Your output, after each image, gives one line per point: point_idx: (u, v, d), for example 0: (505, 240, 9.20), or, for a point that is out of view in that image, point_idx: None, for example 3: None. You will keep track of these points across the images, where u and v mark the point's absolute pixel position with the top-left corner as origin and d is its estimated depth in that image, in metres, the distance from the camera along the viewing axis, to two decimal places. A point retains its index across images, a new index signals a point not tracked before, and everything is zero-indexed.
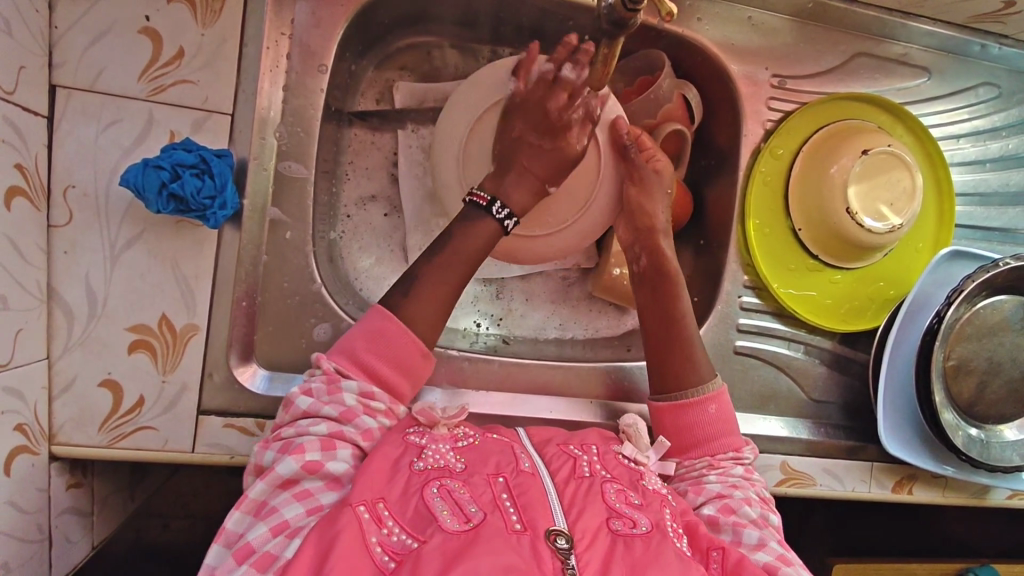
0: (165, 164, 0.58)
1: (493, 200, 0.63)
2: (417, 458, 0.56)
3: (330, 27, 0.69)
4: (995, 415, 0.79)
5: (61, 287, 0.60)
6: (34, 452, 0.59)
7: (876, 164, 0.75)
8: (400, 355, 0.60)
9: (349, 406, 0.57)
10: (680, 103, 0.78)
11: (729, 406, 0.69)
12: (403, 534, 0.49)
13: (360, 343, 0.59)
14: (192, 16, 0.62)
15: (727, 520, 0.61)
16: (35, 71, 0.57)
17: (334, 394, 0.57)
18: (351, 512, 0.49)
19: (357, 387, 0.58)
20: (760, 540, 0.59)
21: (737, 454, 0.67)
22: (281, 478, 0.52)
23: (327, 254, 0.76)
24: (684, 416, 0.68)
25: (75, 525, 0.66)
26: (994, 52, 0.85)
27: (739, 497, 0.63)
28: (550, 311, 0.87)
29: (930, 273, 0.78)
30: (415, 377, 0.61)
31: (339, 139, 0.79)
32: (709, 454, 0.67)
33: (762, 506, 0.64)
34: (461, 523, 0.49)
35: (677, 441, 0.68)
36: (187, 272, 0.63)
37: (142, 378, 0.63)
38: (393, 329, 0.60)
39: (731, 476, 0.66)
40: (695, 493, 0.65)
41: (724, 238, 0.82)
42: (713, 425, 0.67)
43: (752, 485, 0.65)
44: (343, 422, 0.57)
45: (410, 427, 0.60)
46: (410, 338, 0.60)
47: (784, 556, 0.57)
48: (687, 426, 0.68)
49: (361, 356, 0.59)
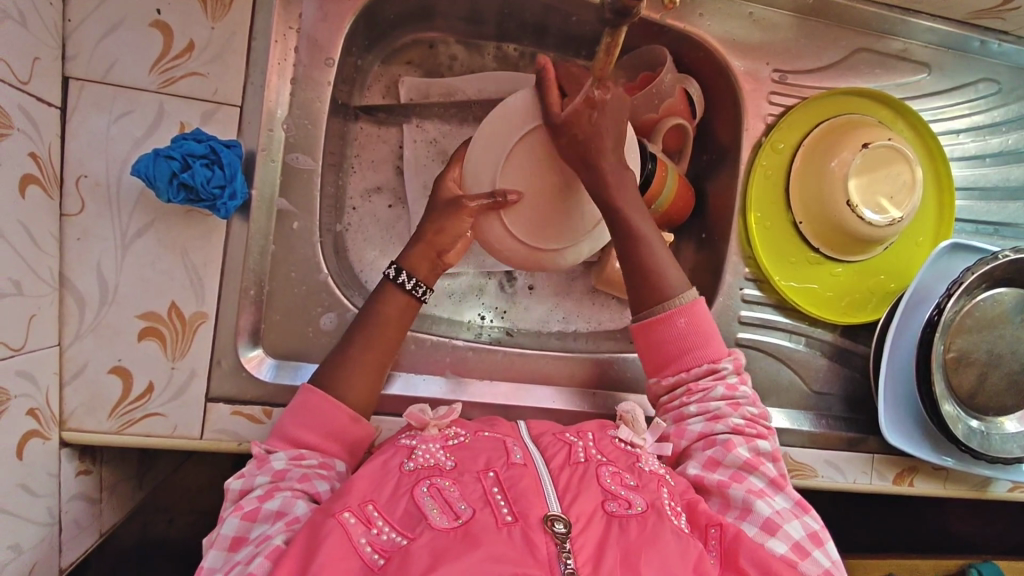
0: (176, 154, 0.59)
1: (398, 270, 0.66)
2: (407, 459, 0.57)
3: (337, 20, 0.70)
4: (995, 407, 0.80)
5: (73, 275, 0.61)
6: (46, 437, 0.59)
7: (876, 157, 0.76)
8: (328, 423, 0.61)
9: (279, 468, 0.58)
10: (682, 97, 0.80)
11: (705, 317, 0.68)
12: (392, 532, 0.50)
13: (287, 419, 0.61)
14: (202, 9, 0.63)
15: (713, 479, 0.62)
16: (50, 63, 0.58)
17: (264, 466, 0.59)
18: (335, 519, 0.50)
19: (285, 455, 0.59)
20: (745, 502, 0.59)
21: (715, 368, 0.67)
22: (228, 540, 0.53)
23: (334, 246, 0.78)
24: (652, 336, 0.68)
25: (85, 511, 0.67)
26: (994, 48, 0.86)
27: (721, 443, 0.63)
28: (553, 304, 0.88)
29: (931, 267, 0.78)
30: (350, 439, 0.62)
31: (346, 133, 0.80)
32: (684, 368, 0.67)
33: (748, 437, 0.64)
34: (450, 520, 0.50)
35: (653, 359, 0.69)
36: (196, 261, 0.64)
37: (152, 365, 0.64)
38: (316, 400, 0.61)
39: (710, 402, 0.66)
40: (678, 436, 0.66)
41: (726, 231, 0.83)
42: (682, 340, 0.67)
43: (735, 408, 0.65)
44: (280, 480, 0.57)
45: (404, 433, 0.62)
46: (333, 402, 0.61)
47: (771, 524, 0.58)
48: (658, 342, 0.68)
49: (290, 432, 0.61)
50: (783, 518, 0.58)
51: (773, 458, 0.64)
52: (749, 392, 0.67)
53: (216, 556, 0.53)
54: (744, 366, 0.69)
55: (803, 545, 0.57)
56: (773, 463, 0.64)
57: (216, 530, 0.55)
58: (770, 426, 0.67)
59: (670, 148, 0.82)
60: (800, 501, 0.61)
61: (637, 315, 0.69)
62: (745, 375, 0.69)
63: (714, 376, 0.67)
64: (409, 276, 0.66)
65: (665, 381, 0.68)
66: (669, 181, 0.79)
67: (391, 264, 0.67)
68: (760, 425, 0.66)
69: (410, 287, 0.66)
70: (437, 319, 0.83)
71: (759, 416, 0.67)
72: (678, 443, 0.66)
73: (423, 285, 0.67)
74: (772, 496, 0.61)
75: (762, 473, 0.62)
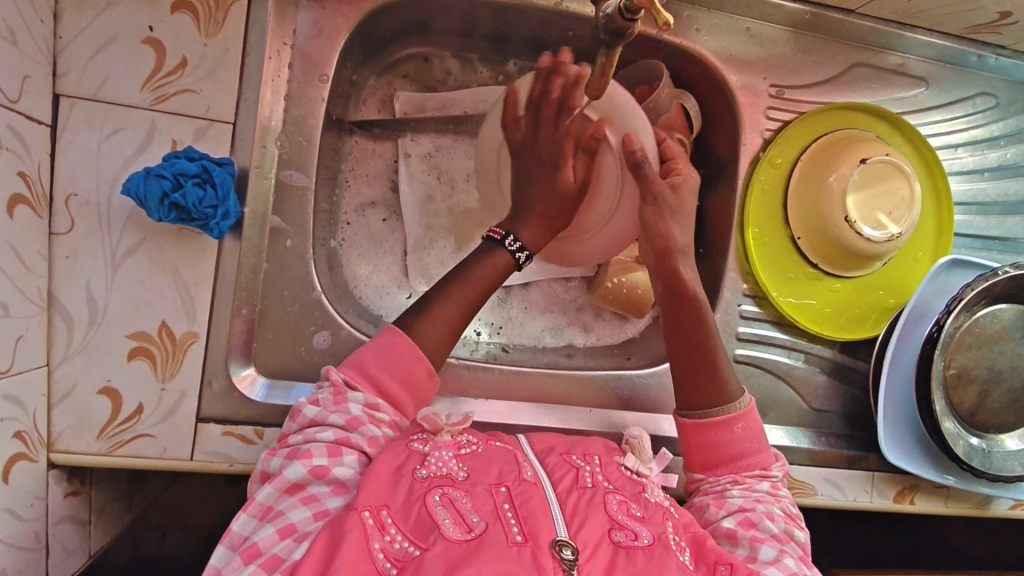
0: (167, 174, 0.58)
1: (506, 234, 0.68)
2: (420, 466, 0.56)
3: (332, 37, 0.70)
4: (997, 425, 0.79)
5: (62, 295, 0.61)
6: (33, 459, 0.59)
7: (875, 173, 0.76)
8: (408, 372, 0.62)
9: (355, 415, 0.58)
10: (679, 112, 0.79)
11: (758, 424, 0.68)
12: (405, 541, 0.49)
13: (371, 359, 0.61)
14: (195, 26, 0.63)
15: (745, 534, 0.60)
16: (39, 81, 0.58)
17: (341, 404, 0.59)
18: (356, 516, 0.49)
19: (363, 398, 0.59)
20: (775, 557, 0.58)
21: (764, 471, 0.66)
22: (287, 483, 0.53)
23: (328, 262, 0.77)
24: (712, 434, 0.66)
25: (73, 533, 0.65)
26: (991, 62, 0.86)
27: (761, 512, 0.62)
28: (550, 319, 0.87)
29: (930, 283, 0.77)
30: (421, 394, 0.63)
31: (340, 148, 0.80)
32: (736, 471, 0.66)
33: (785, 520, 0.63)
34: (463, 532, 0.49)
35: (702, 459, 0.67)
36: (188, 279, 0.63)
37: (142, 385, 0.63)
38: (400, 343, 0.62)
39: (755, 491, 0.64)
40: (717, 506, 0.64)
41: (724, 247, 0.82)
42: (741, 444, 0.66)
43: (776, 499, 0.64)
44: (349, 430, 0.58)
45: (415, 434, 0.60)
46: (416, 352, 0.62)
47: (796, 573, 0.56)
48: (714, 443, 0.66)
49: (371, 372, 0.61)
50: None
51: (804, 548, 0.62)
52: (788, 491, 0.67)
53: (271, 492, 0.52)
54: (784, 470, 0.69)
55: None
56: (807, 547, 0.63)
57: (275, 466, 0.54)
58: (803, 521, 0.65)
59: None
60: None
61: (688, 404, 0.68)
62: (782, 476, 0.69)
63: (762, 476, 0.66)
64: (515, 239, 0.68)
65: (709, 479, 0.67)
66: None
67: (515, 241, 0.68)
68: (796, 520, 0.64)
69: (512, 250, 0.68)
70: None
71: (795, 514, 0.65)
72: (716, 511, 0.64)
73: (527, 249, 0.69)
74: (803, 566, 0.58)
75: (793, 548, 0.61)
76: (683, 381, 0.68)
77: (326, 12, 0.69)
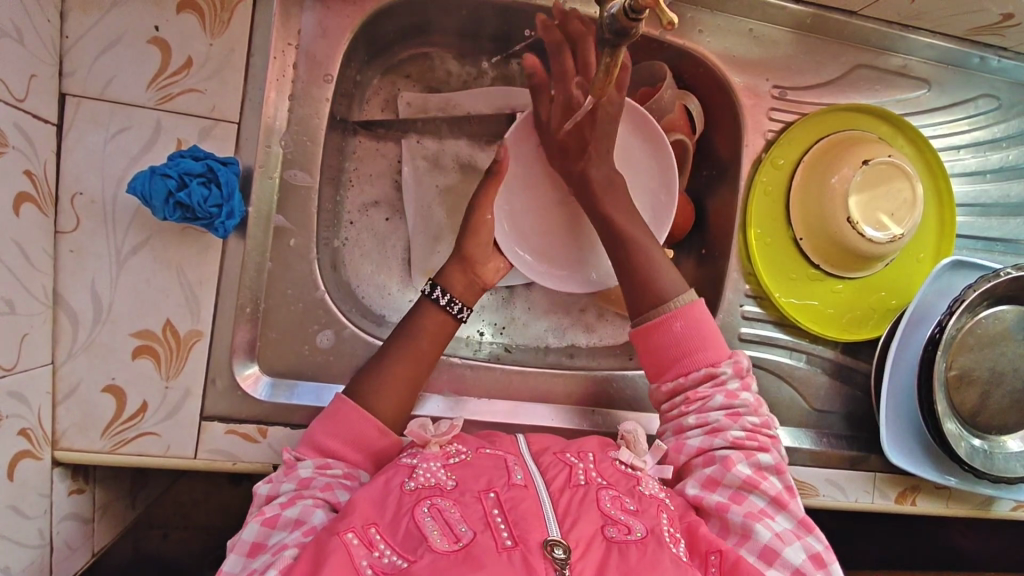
0: (172, 173, 0.58)
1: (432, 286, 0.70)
2: (409, 478, 0.57)
3: (336, 37, 0.70)
4: (999, 426, 0.79)
5: (67, 293, 0.61)
6: (38, 456, 0.59)
7: (876, 173, 0.76)
8: (358, 433, 0.62)
9: (305, 476, 0.59)
10: (682, 113, 0.81)
11: (700, 323, 0.68)
12: (393, 554, 0.50)
13: (317, 428, 0.62)
14: (200, 26, 0.63)
15: (711, 500, 0.62)
16: (46, 80, 0.58)
17: (291, 472, 0.59)
18: (338, 539, 0.50)
19: (312, 462, 0.60)
20: (744, 525, 0.59)
21: (714, 372, 0.66)
22: (247, 545, 0.54)
23: (331, 261, 0.77)
24: (650, 338, 0.69)
25: (77, 531, 0.66)
26: (993, 64, 0.86)
27: (720, 462, 0.63)
28: (553, 320, 0.87)
29: (931, 284, 0.78)
30: (379, 452, 0.63)
31: (344, 147, 0.80)
32: (685, 374, 0.67)
33: (748, 452, 0.64)
34: (450, 543, 0.49)
35: (653, 368, 0.69)
36: (191, 277, 0.64)
37: (146, 383, 0.63)
38: (348, 411, 0.62)
39: (710, 415, 0.65)
40: (677, 451, 0.66)
41: (726, 247, 0.82)
42: (682, 343, 0.67)
43: (735, 419, 0.65)
44: (303, 488, 0.58)
45: (405, 452, 0.62)
46: (364, 414, 0.62)
47: (768, 554, 0.57)
48: (657, 344, 0.68)
49: (320, 441, 0.61)
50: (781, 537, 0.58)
51: (776, 470, 0.64)
52: (750, 399, 0.67)
53: (235, 560, 0.53)
54: (746, 368, 0.68)
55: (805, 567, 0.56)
56: (777, 476, 0.64)
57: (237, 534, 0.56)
58: (774, 434, 0.67)
59: None
60: (804, 520, 0.61)
61: (637, 319, 0.70)
62: (746, 377, 0.68)
63: (715, 384, 0.67)
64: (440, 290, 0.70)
65: (665, 386, 0.68)
66: None
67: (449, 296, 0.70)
68: (762, 435, 0.66)
69: (444, 302, 0.70)
70: None
71: (761, 426, 0.66)
72: (677, 455, 0.66)
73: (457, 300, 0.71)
74: (774, 514, 0.60)
75: (763, 492, 0.61)
76: (627, 293, 0.71)
77: (331, 12, 0.70)
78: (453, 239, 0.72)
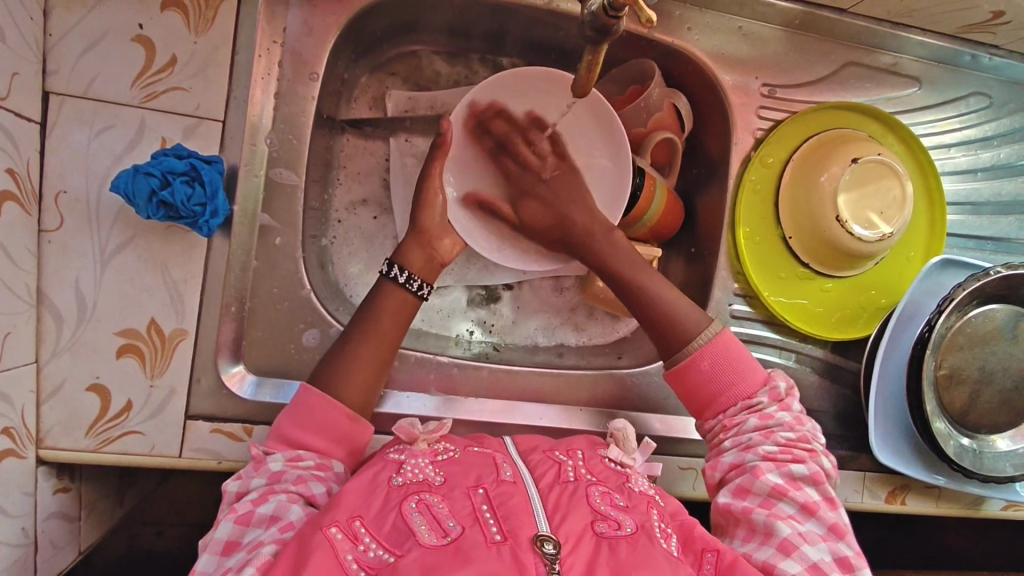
0: (155, 172, 0.58)
1: (390, 265, 0.68)
2: (396, 474, 0.57)
3: (322, 35, 0.70)
4: (989, 425, 0.79)
5: (50, 291, 0.61)
6: (21, 455, 0.59)
7: (865, 173, 0.76)
8: (326, 423, 0.61)
9: (275, 471, 0.59)
10: (671, 112, 0.80)
11: (730, 356, 0.67)
12: (380, 549, 0.50)
13: (286, 421, 0.61)
14: (184, 24, 0.63)
15: (738, 506, 0.61)
16: (29, 78, 0.58)
17: (261, 468, 0.59)
18: (322, 534, 0.50)
19: (283, 456, 0.60)
20: (767, 526, 0.59)
21: (749, 402, 0.66)
22: (221, 544, 0.54)
23: (318, 260, 0.77)
24: (684, 379, 0.68)
25: (62, 530, 0.66)
26: (985, 62, 0.85)
27: (750, 470, 0.62)
28: (542, 319, 0.87)
29: (921, 283, 0.77)
30: (351, 441, 0.63)
31: (332, 145, 0.80)
32: (721, 412, 0.67)
33: (781, 463, 0.62)
34: (439, 537, 0.49)
35: (691, 404, 0.69)
36: (176, 276, 0.63)
37: (130, 382, 0.63)
38: (315, 400, 0.62)
39: (744, 433, 0.64)
40: (713, 468, 0.66)
41: (715, 246, 0.82)
42: (714, 381, 0.67)
43: (767, 436, 0.64)
44: (274, 484, 0.58)
45: (393, 447, 0.62)
46: (332, 403, 0.62)
47: (787, 546, 0.56)
48: (692, 385, 0.68)
49: (289, 435, 0.61)
50: (804, 538, 0.57)
51: (812, 482, 0.62)
52: (786, 418, 0.65)
53: (208, 560, 0.53)
54: (783, 393, 0.67)
55: (825, 565, 0.55)
56: (814, 488, 0.62)
57: (209, 533, 0.55)
58: (813, 448, 0.64)
59: (659, 162, 0.83)
60: (834, 526, 0.59)
61: (669, 359, 0.69)
62: (786, 400, 0.67)
63: (750, 410, 0.66)
64: (400, 269, 0.68)
65: (706, 425, 0.68)
66: (657, 197, 0.79)
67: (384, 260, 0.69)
68: (799, 449, 0.64)
69: (404, 281, 0.68)
70: (425, 334, 0.82)
71: (797, 440, 0.64)
72: (713, 473, 0.66)
73: (418, 279, 0.69)
74: (802, 521, 0.59)
75: (793, 499, 0.60)
76: (653, 336, 0.70)
77: (317, 10, 0.69)
78: (442, 238, 0.72)
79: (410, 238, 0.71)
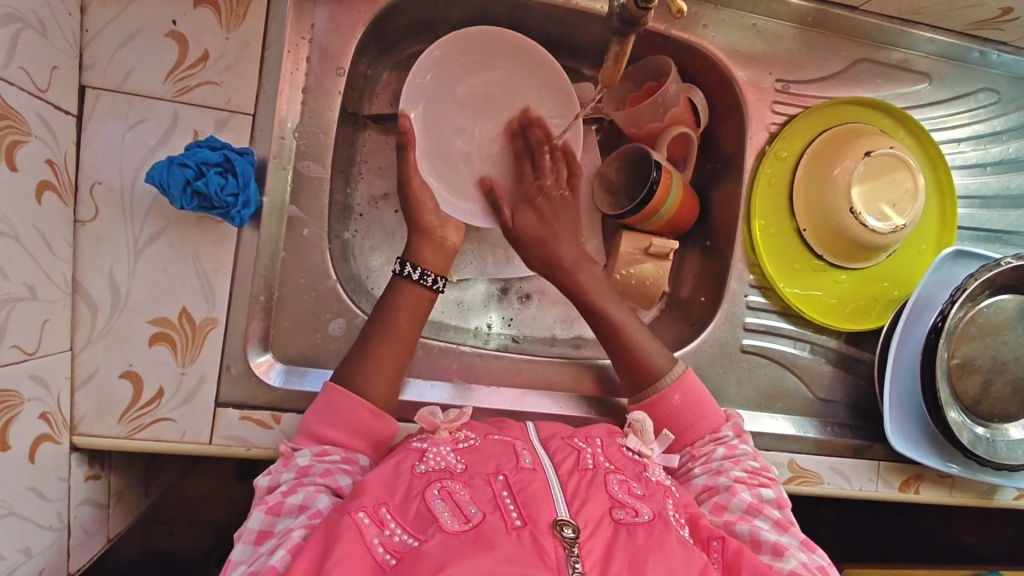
0: (190, 162, 0.59)
1: (404, 263, 0.71)
2: (419, 462, 0.58)
3: (348, 31, 0.72)
4: (1000, 414, 0.80)
5: (85, 280, 0.62)
6: (57, 441, 0.60)
7: (878, 165, 0.78)
8: (352, 419, 0.63)
9: (304, 465, 0.60)
10: (686, 106, 0.81)
11: (699, 390, 0.73)
12: (404, 534, 0.51)
13: (311, 417, 0.63)
14: (217, 20, 0.65)
15: (719, 519, 0.63)
16: (67, 72, 0.59)
17: (289, 463, 0.60)
18: (349, 518, 0.52)
19: (310, 452, 0.61)
20: (752, 535, 0.60)
21: (716, 434, 0.71)
22: (253, 533, 0.55)
23: (342, 253, 0.78)
24: (653, 414, 0.72)
25: (93, 517, 0.67)
26: (994, 59, 0.87)
27: (723, 489, 0.65)
28: (560, 312, 0.88)
29: (933, 274, 0.79)
30: (374, 436, 0.64)
31: (355, 141, 0.81)
32: (688, 445, 0.71)
33: (751, 485, 0.65)
34: (461, 523, 0.50)
35: (655, 438, 0.73)
36: (207, 266, 0.65)
37: (162, 369, 0.64)
38: (339, 398, 0.63)
39: (714, 461, 0.68)
40: (683, 493, 0.68)
41: (731, 239, 0.84)
42: (681, 415, 0.71)
43: (735, 463, 0.67)
44: (303, 477, 0.59)
45: (415, 437, 0.64)
46: (357, 400, 0.63)
47: (779, 548, 0.58)
48: (659, 420, 0.72)
49: (315, 430, 0.63)
50: (787, 545, 0.58)
51: (778, 505, 0.64)
52: (749, 449, 0.70)
53: (243, 549, 0.54)
54: (743, 427, 0.72)
55: (812, 568, 0.56)
56: (780, 510, 0.64)
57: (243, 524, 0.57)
58: (774, 476, 0.67)
59: (674, 156, 0.85)
60: (807, 540, 0.60)
61: (637, 394, 0.73)
62: (746, 436, 0.72)
63: (716, 441, 0.70)
64: (413, 265, 0.70)
65: (673, 459, 0.72)
66: (674, 190, 0.80)
67: (398, 259, 0.71)
68: (763, 476, 0.67)
69: (417, 277, 0.70)
70: (445, 326, 0.84)
71: (761, 469, 0.68)
72: None
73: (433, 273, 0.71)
74: (778, 534, 0.60)
75: (767, 514, 0.62)
76: (622, 371, 0.75)
77: (343, 7, 0.71)
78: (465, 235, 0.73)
79: (434, 230, 0.73)
